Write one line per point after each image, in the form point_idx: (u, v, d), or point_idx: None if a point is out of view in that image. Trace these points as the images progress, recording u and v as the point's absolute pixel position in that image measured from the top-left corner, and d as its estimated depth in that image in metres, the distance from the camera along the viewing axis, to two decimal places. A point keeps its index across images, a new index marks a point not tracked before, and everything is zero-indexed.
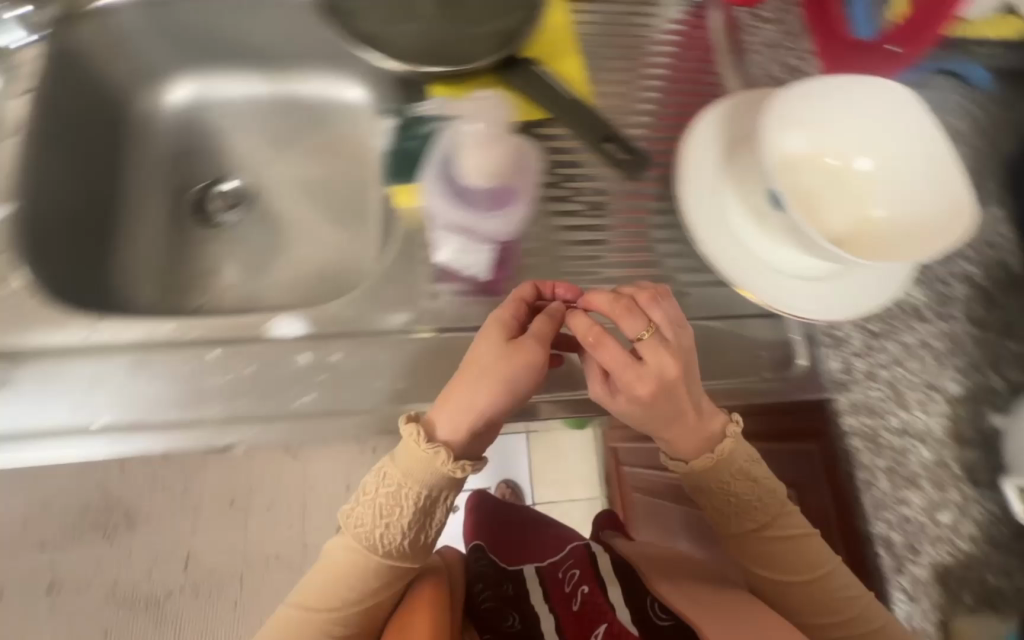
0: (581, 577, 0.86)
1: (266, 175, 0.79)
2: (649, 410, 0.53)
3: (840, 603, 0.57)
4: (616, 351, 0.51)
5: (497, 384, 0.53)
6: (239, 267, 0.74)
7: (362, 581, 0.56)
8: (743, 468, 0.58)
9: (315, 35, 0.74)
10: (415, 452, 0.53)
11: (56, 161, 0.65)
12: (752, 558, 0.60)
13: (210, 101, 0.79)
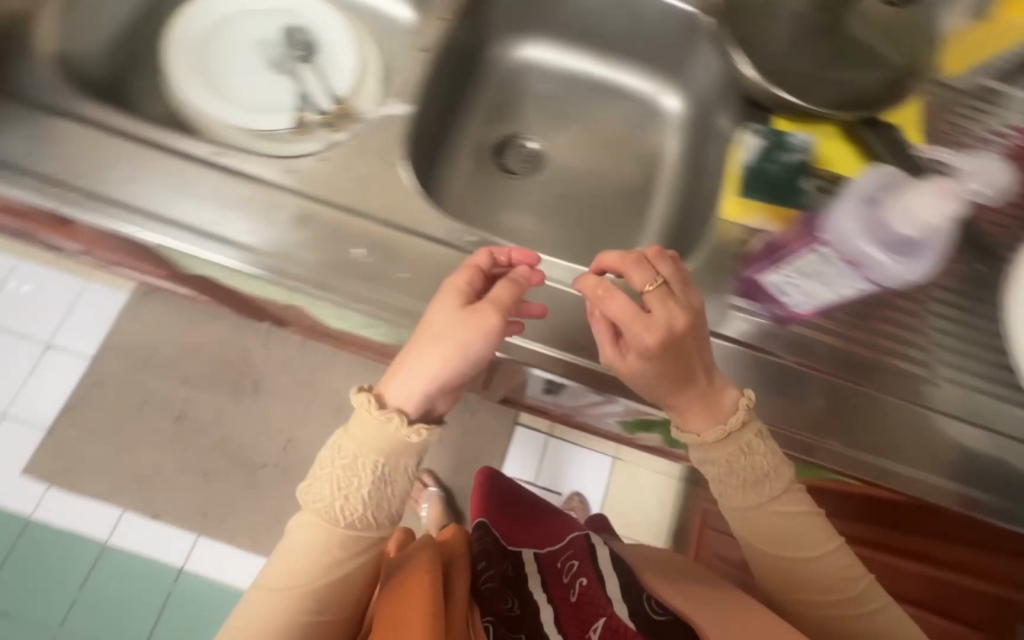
0: (577, 568, 0.85)
1: (565, 145, 0.86)
2: (657, 363, 0.57)
3: (843, 578, 0.63)
4: (623, 305, 0.56)
5: (451, 351, 0.58)
6: (522, 215, 0.81)
7: (323, 555, 0.61)
8: (745, 446, 0.60)
9: (669, 42, 0.80)
10: (366, 422, 0.60)
11: (435, 81, 0.75)
12: (765, 545, 0.63)
13: (543, 67, 0.86)
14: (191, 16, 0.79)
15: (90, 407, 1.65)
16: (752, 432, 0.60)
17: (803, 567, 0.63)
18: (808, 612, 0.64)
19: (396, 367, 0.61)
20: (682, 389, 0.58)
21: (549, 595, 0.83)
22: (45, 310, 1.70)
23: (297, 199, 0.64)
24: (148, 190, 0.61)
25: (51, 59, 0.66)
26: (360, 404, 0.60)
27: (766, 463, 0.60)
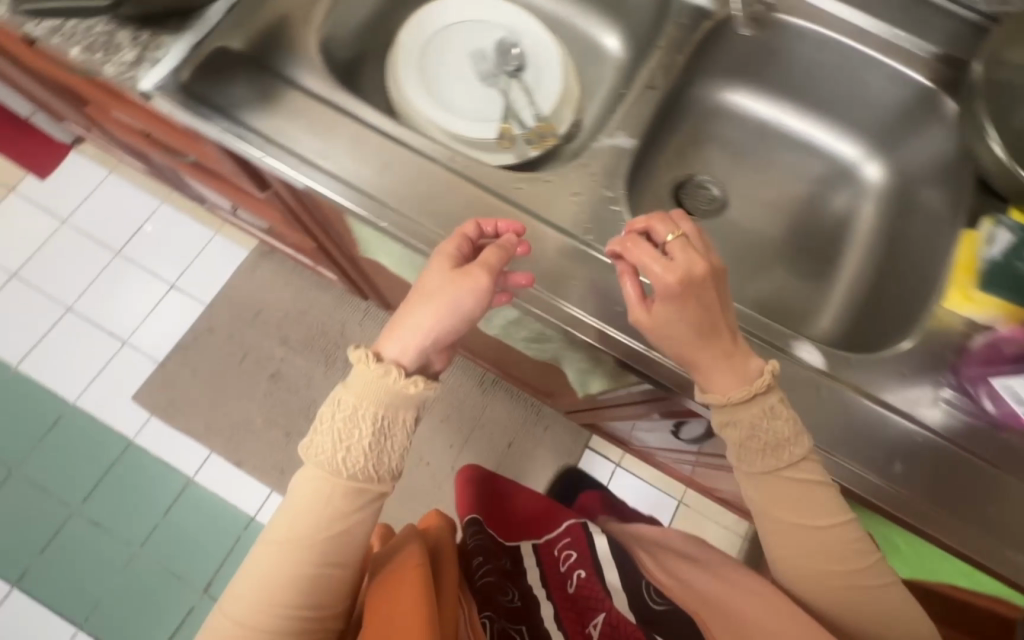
0: (575, 560, 0.87)
1: (750, 193, 0.84)
2: (680, 306, 0.56)
3: (853, 549, 0.59)
4: (646, 249, 0.56)
5: (445, 306, 0.61)
6: None
7: (326, 506, 0.62)
8: (768, 414, 0.57)
9: (890, 111, 0.78)
10: (364, 373, 0.62)
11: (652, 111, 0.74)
12: (776, 509, 0.59)
13: (742, 114, 0.85)
14: (419, 19, 0.82)
15: (197, 350, 1.75)
16: (765, 404, 0.56)
17: (815, 533, 0.59)
18: (821, 587, 0.60)
19: (394, 327, 0.63)
20: (716, 351, 0.57)
21: (545, 584, 0.85)
22: (173, 253, 1.83)
23: (515, 214, 0.67)
24: (390, 187, 0.65)
25: (314, 46, 0.68)
26: (360, 361, 0.62)
27: (784, 435, 0.57)
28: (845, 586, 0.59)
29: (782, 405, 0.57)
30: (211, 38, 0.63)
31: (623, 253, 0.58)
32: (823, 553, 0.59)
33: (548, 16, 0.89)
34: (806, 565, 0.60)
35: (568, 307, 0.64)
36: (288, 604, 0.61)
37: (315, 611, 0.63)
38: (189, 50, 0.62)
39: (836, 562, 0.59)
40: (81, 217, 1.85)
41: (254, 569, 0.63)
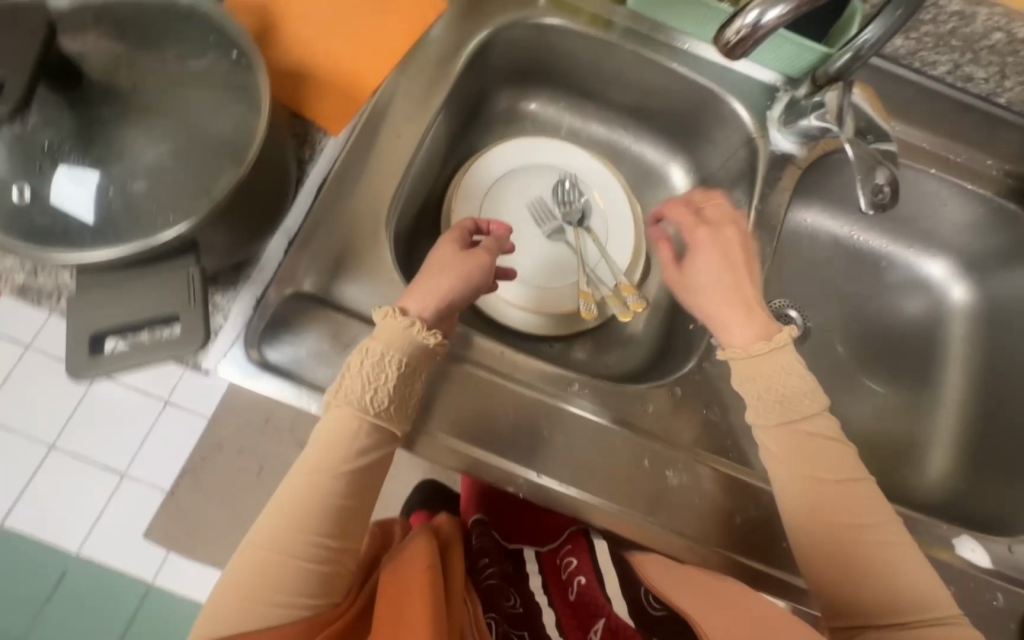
0: (575, 564, 0.72)
1: (838, 317, 0.79)
2: (710, 251, 0.59)
3: (867, 499, 0.54)
4: (680, 207, 0.63)
5: (455, 278, 0.55)
6: None
7: (347, 443, 0.50)
8: (796, 376, 0.55)
9: (980, 235, 0.74)
10: (387, 323, 0.51)
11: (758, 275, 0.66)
12: (786, 453, 0.54)
13: (817, 234, 0.80)
14: (472, 173, 0.73)
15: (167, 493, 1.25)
16: (780, 358, 0.55)
17: (825, 485, 0.54)
18: (818, 547, 0.53)
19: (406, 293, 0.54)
20: (734, 319, 0.57)
21: (546, 590, 0.74)
22: None
23: (637, 427, 0.58)
24: (499, 443, 0.56)
25: (375, 265, 0.57)
26: (385, 314, 0.52)
27: (803, 389, 0.55)
28: (847, 558, 0.52)
29: (800, 363, 0.55)
30: (274, 289, 0.53)
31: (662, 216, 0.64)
32: (829, 510, 0.53)
33: (604, 148, 0.81)
34: (806, 516, 0.53)
35: (529, 475, 0.55)
36: (309, 538, 0.50)
37: (330, 552, 0.51)
38: (249, 306, 0.53)
39: (844, 515, 0.53)
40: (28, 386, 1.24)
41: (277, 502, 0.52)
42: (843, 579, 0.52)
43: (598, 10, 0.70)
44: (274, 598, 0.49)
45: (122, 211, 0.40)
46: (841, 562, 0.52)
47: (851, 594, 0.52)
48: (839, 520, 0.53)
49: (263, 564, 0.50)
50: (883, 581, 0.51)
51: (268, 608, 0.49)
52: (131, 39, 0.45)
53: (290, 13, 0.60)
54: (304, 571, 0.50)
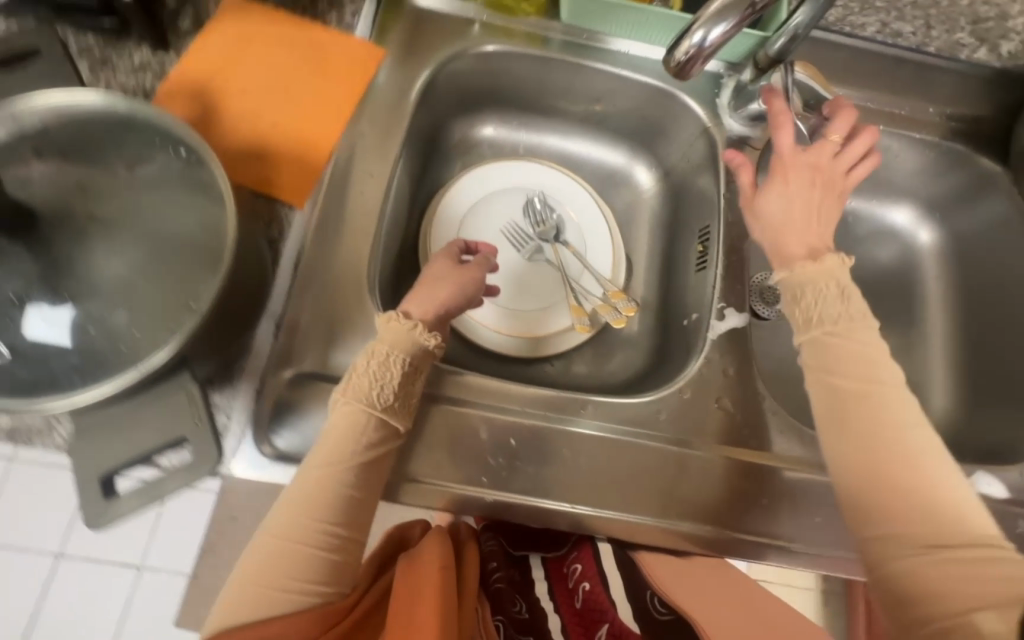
0: (580, 570, 0.70)
1: None
2: (788, 183, 0.58)
3: (917, 446, 0.47)
4: (787, 135, 0.58)
5: (451, 289, 0.59)
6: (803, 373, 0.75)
7: (358, 434, 0.50)
8: (835, 291, 0.53)
9: (935, 177, 0.76)
10: (391, 328, 0.53)
11: (739, 260, 0.66)
12: (824, 372, 0.51)
13: None
14: (443, 212, 0.73)
15: None
16: (828, 275, 0.53)
17: (867, 409, 0.49)
18: (858, 472, 0.47)
19: (407, 306, 0.57)
20: (790, 234, 0.56)
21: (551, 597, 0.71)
22: None
23: (658, 436, 0.59)
24: (525, 480, 0.56)
25: (365, 330, 0.56)
26: (388, 319, 0.53)
27: (846, 305, 0.52)
28: (892, 486, 0.46)
29: (849, 286, 0.53)
30: (272, 377, 0.52)
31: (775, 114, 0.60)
32: (869, 435, 0.48)
33: (563, 158, 0.81)
34: (844, 437, 0.49)
35: (563, 507, 0.55)
36: (321, 527, 0.49)
37: (344, 542, 0.50)
38: (252, 400, 0.51)
39: (891, 455, 0.47)
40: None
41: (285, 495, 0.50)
42: (886, 509, 0.46)
43: (533, 28, 0.70)
44: (291, 586, 0.47)
45: (107, 345, 0.38)
46: (885, 489, 0.46)
47: (897, 527, 0.45)
48: (886, 447, 0.47)
49: (277, 554, 0.48)
50: (935, 514, 0.45)
51: (285, 596, 0.47)
52: (80, 161, 0.43)
53: (229, 92, 0.58)
54: (317, 558, 0.49)
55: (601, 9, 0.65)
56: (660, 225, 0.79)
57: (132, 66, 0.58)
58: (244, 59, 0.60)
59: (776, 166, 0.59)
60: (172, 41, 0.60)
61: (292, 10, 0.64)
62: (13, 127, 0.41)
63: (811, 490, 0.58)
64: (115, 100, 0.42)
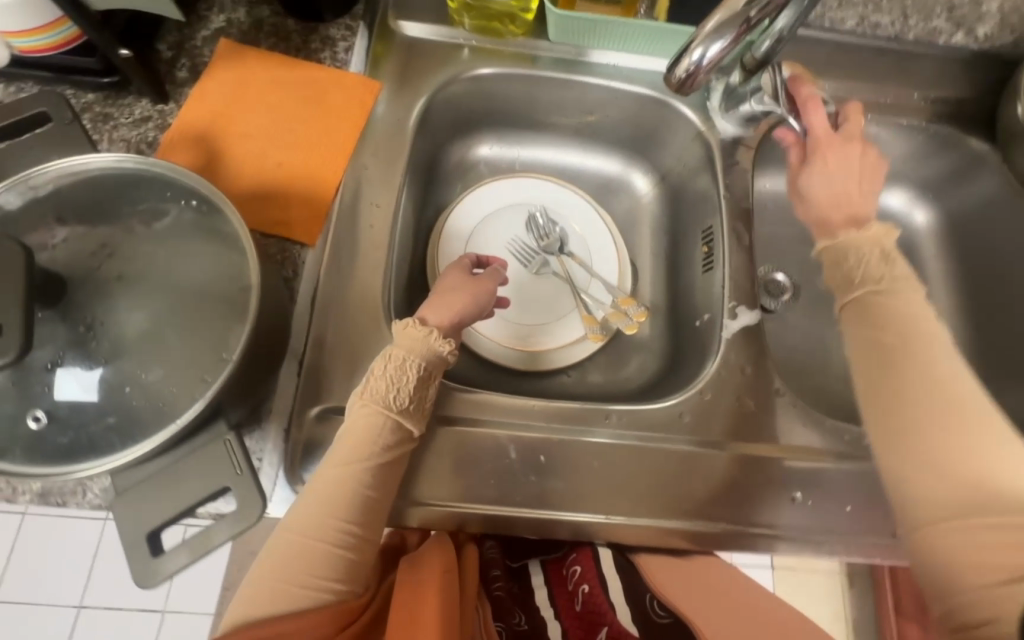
0: (579, 572, 0.65)
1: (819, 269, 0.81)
2: (836, 160, 0.61)
3: (960, 401, 0.44)
4: (821, 119, 0.62)
5: (467, 299, 0.60)
6: (814, 363, 0.76)
7: (378, 432, 0.50)
8: (879, 256, 0.54)
9: (925, 159, 0.78)
10: (408, 333, 0.54)
11: (743, 257, 0.67)
12: (868, 334, 0.50)
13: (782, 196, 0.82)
14: (448, 234, 0.74)
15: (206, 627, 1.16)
16: (874, 241, 0.55)
17: (918, 372, 0.46)
18: (902, 434, 0.45)
19: (423, 314, 0.58)
20: (831, 204, 0.59)
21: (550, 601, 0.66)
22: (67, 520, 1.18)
23: (683, 439, 0.59)
24: (556, 495, 0.56)
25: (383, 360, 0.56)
26: (405, 324, 0.54)
27: (888, 268, 0.53)
28: (940, 450, 0.43)
29: (895, 251, 0.54)
30: (298, 415, 0.53)
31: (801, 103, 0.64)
32: (906, 386, 0.46)
33: (558, 171, 0.82)
34: (886, 400, 0.47)
35: (598, 518, 0.56)
36: (338, 525, 0.48)
37: (361, 540, 0.49)
38: (282, 441, 0.52)
39: (932, 408, 0.45)
40: (45, 548, 1.17)
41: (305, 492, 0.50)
42: (930, 473, 0.43)
43: (520, 48, 0.71)
44: (311, 582, 0.46)
45: (142, 404, 0.39)
46: (931, 453, 0.43)
47: (933, 489, 0.43)
48: (936, 411, 0.44)
49: (295, 549, 0.47)
50: (988, 483, 0.41)
51: (304, 592, 0.46)
52: (94, 220, 0.43)
53: (232, 137, 0.59)
54: (329, 555, 0.47)
55: (587, 26, 0.67)
56: (661, 228, 0.80)
57: (133, 119, 0.59)
58: (244, 103, 0.61)
59: (809, 146, 0.63)
60: (171, 91, 0.61)
61: (287, 51, 0.65)
62: (26, 194, 0.42)
63: (837, 480, 0.59)
64: (129, 160, 0.43)
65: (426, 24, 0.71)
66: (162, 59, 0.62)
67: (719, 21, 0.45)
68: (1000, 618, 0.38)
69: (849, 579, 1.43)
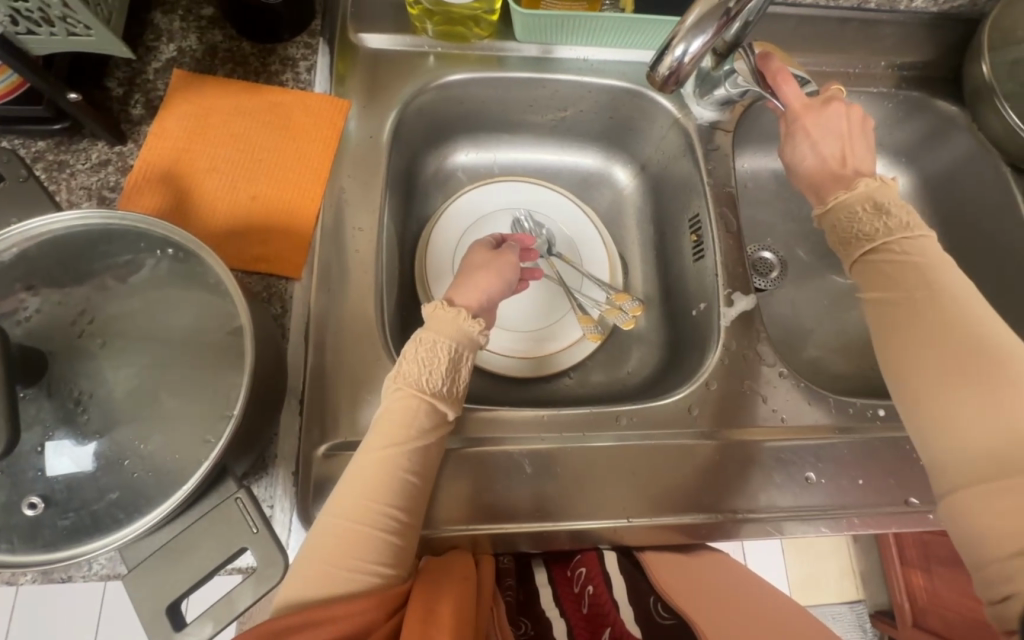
0: (585, 574, 0.64)
1: (801, 244, 0.82)
2: (816, 127, 0.60)
3: (975, 357, 0.45)
4: (793, 92, 0.61)
5: (495, 274, 0.61)
6: (805, 337, 0.77)
7: (413, 416, 0.50)
8: (872, 209, 0.55)
9: (895, 126, 0.79)
10: (437, 316, 0.54)
11: (731, 243, 0.67)
12: (877, 298, 0.52)
13: (761, 174, 0.83)
14: (434, 247, 0.72)
15: None
16: (865, 196, 0.56)
17: (932, 331, 0.47)
18: (920, 398, 0.46)
19: (451, 298, 0.58)
20: (822, 166, 0.60)
21: (556, 600, 0.65)
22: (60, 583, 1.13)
23: (692, 432, 0.60)
24: (574, 505, 0.56)
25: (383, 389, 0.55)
26: (435, 308, 0.54)
27: (884, 220, 0.54)
28: (959, 409, 0.44)
29: (887, 202, 0.56)
30: (303, 456, 0.51)
31: (775, 77, 0.62)
32: (921, 346, 0.47)
33: (536, 171, 0.81)
34: (902, 364, 0.48)
35: (621, 522, 0.56)
36: (381, 507, 0.47)
37: (404, 523, 0.48)
38: (292, 484, 0.50)
39: (948, 368, 0.45)
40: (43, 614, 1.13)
41: (345, 481, 0.48)
42: (950, 436, 0.44)
43: (487, 51, 0.69)
44: (356, 566, 0.45)
45: (146, 476, 0.37)
46: (943, 417, 0.45)
47: (949, 451, 0.44)
48: (953, 374, 0.45)
49: (340, 533, 0.46)
50: (1014, 443, 0.42)
51: (351, 576, 0.45)
52: (67, 283, 0.41)
53: (199, 173, 0.57)
54: (374, 540, 0.46)
55: (555, 24, 0.65)
56: (646, 220, 0.79)
57: (91, 164, 0.56)
58: (207, 136, 0.58)
59: (789, 118, 0.62)
60: (127, 130, 0.58)
61: (246, 77, 0.62)
62: None
63: (842, 455, 0.60)
64: (95, 215, 0.40)
65: (387, 34, 0.68)
66: (112, 98, 0.58)
67: (698, 15, 0.45)
68: (1019, 594, 0.39)
69: (851, 535, 1.48)
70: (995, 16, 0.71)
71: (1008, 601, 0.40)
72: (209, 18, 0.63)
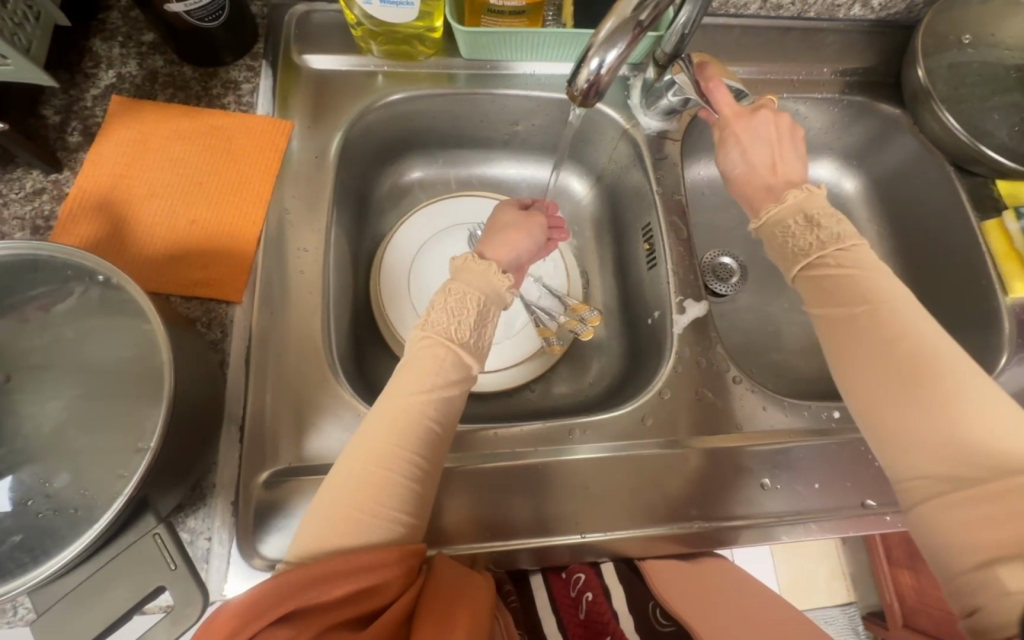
0: (584, 580, 0.61)
1: (760, 248, 0.82)
2: (744, 137, 0.61)
3: (913, 364, 0.45)
4: (726, 97, 0.62)
5: (522, 236, 0.61)
6: (766, 341, 0.77)
7: (441, 365, 0.49)
8: (803, 221, 0.55)
9: (843, 128, 0.80)
10: (468, 268, 0.54)
11: (680, 250, 0.67)
12: (819, 310, 0.52)
13: (716, 181, 0.83)
14: (388, 266, 0.72)
15: None
16: (794, 208, 0.56)
17: (875, 344, 0.47)
18: (872, 405, 0.46)
19: (483, 251, 0.59)
20: (752, 175, 0.60)
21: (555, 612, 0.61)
22: None
23: (646, 443, 0.59)
24: (531, 524, 0.55)
25: (327, 413, 0.53)
26: (465, 261, 0.55)
27: (816, 233, 0.54)
28: (911, 421, 0.44)
29: (817, 213, 0.56)
30: (244, 486, 0.50)
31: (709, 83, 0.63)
32: (869, 357, 0.47)
33: (493, 186, 0.81)
34: (853, 373, 0.48)
35: (575, 538, 0.55)
36: (409, 455, 0.46)
37: (426, 474, 0.47)
38: (231, 515, 0.49)
39: (896, 377, 0.45)
40: None
41: (371, 423, 0.47)
42: (905, 448, 0.44)
43: (434, 69, 0.70)
44: (379, 512, 0.44)
45: (59, 515, 0.36)
46: (896, 429, 0.45)
47: (906, 460, 0.44)
48: (902, 385, 0.45)
49: (364, 478, 0.44)
50: (964, 450, 0.42)
51: (372, 524, 0.43)
52: None
53: (139, 198, 0.56)
54: (399, 487, 0.45)
55: (498, 41, 0.66)
56: (604, 230, 0.80)
57: (25, 193, 0.55)
58: (147, 159, 0.57)
59: (722, 126, 0.63)
60: (63, 157, 0.57)
61: (187, 101, 0.62)
62: None
63: (801, 460, 0.60)
64: (10, 248, 0.37)
65: (333, 54, 0.68)
66: (48, 126, 0.58)
67: (611, 28, 0.45)
68: (987, 606, 0.38)
69: (841, 537, 1.47)
70: (929, 20, 0.72)
71: (976, 614, 0.39)
72: (150, 44, 0.63)
